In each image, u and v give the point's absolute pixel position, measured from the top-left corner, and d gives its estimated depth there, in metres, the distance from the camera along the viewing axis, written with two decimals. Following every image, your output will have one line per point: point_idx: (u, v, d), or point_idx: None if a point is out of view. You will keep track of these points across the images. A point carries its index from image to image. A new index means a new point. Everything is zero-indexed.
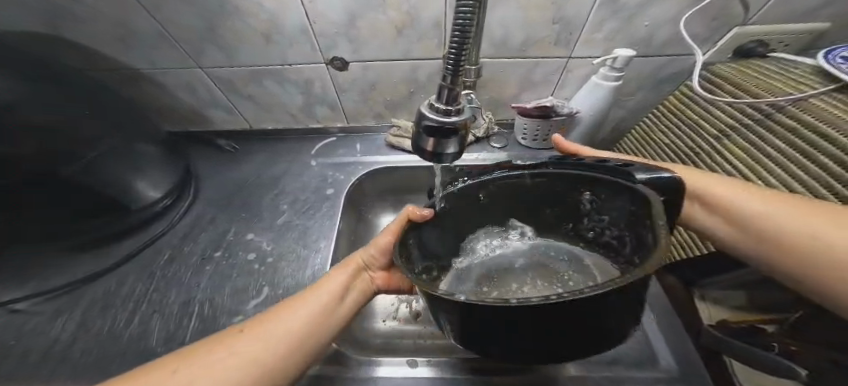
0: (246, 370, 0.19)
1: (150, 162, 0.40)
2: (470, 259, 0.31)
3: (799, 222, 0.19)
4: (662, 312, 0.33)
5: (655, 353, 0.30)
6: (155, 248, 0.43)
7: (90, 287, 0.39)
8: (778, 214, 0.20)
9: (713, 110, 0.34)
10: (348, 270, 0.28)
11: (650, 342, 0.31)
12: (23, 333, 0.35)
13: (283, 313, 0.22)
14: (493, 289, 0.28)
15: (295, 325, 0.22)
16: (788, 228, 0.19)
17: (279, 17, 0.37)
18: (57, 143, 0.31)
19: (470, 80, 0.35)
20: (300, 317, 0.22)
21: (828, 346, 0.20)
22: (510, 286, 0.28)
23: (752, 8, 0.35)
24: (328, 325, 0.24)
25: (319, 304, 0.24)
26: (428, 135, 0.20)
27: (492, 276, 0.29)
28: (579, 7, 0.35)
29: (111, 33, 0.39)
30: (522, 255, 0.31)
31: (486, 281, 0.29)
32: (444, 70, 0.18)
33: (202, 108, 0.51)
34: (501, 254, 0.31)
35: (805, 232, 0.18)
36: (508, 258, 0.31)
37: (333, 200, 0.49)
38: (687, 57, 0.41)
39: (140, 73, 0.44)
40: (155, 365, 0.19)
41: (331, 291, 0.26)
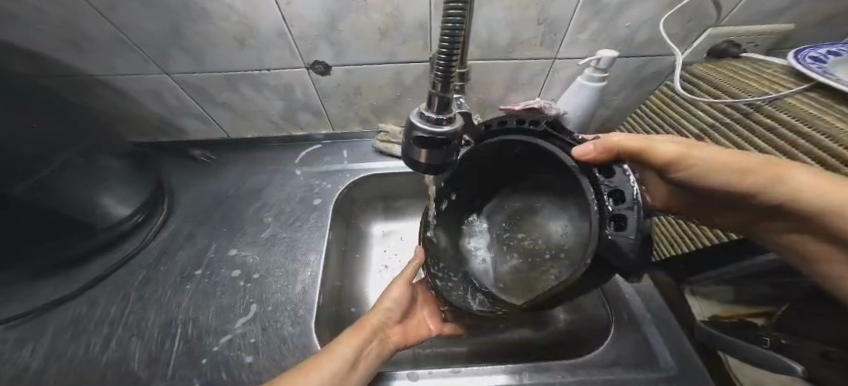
0: None
1: (116, 178, 0.37)
2: (501, 200, 0.36)
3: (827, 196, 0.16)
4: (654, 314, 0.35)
5: (652, 351, 0.31)
6: (128, 268, 0.39)
7: (54, 314, 0.35)
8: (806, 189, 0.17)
9: (693, 110, 0.35)
10: (366, 326, 0.30)
11: (645, 338, 0.32)
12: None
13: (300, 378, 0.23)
14: (507, 232, 0.35)
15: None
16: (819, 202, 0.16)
17: (252, 20, 0.34)
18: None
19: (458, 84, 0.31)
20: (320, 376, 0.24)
21: (814, 338, 0.22)
22: (519, 234, 0.35)
23: (725, 9, 0.36)
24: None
25: (335, 366, 0.25)
26: (420, 146, 0.19)
27: (514, 219, 0.35)
28: (563, 7, 0.35)
29: (61, 37, 0.35)
30: (545, 204, 0.33)
31: (509, 222, 0.36)
32: (434, 78, 0.17)
33: (173, 116, 0.48)
34: (526, 200, 0.34)
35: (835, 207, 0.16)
36: (532, 203, 0.34)
37: (321, 210, 0.47)
38: (666, 57, 0.42)
39: (101, 80, 0.41)
40: None
41: (346, 355, 0.27)
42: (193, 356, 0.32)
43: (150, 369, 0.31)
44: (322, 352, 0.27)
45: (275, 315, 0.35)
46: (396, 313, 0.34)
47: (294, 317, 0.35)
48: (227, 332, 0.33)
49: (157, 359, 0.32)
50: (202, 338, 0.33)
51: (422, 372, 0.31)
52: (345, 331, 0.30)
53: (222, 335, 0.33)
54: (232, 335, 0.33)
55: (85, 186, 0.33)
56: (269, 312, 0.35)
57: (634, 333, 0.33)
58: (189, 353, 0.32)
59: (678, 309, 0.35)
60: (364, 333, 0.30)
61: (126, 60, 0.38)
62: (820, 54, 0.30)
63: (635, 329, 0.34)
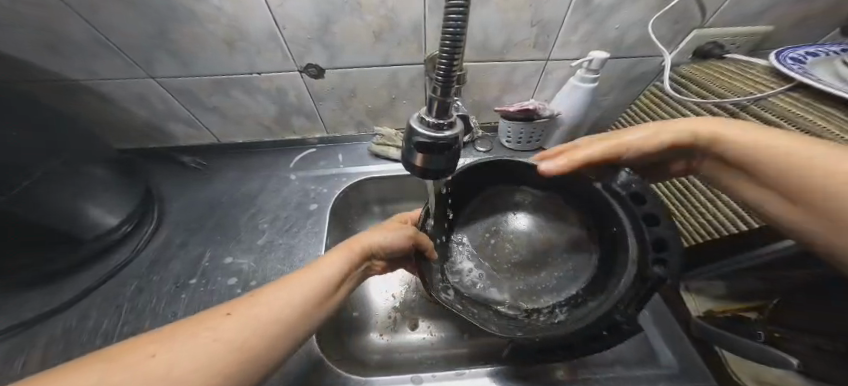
0: (233, 353, 0.17)
1: (103, 186, 0.35)
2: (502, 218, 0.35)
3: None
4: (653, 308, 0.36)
5: None
6: (119, 280, 0.38)
7: (41, 329, 0.34)
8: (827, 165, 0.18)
9: (681, 109, 0.36)
10: (354, 248, 0.27)
11: None
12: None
13: (279, 292, 0.21)
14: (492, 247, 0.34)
15: (289, 306, 0.20)
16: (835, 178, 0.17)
17: (243, 22, 0.34)
18: None
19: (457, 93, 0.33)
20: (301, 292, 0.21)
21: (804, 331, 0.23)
22: (505, 250, 0.33)
23: (709, 12, 0.37)
24: (323, 307, 0.22)
25: (321, 282, 0.23)
26: (420, 151, 0.19)
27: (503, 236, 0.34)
28: (554, 10, 0.36)
29: (39, 40, 0.33)
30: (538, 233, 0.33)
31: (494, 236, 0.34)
32: (434, 83, 0.17)
33: (161, 121, 0.46)
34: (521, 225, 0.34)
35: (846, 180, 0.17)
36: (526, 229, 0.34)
37: (317, 215, 0.46)
38: (654, 58, 0.43)
39: (84, 85, 0.39)
40: (147, 341, 0.16)
41: (331, 273, 0.24)
42: None
43: None
44: (305, 269, 0.24)
45: None
46: (391, 255, 0.29)
47: None
48: None
49: None
50: None
51: (426, 376, 0.31)
52: (334, 248, 0.27)
53: None
54: None
55: (73, 195, 0.32)
56: None
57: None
58: None
59: (674, 303, 0.36)
60: (351, 253, 0.26)
61: (111, 64, 0.37)
62: (800, 55, 0.31)
63: None
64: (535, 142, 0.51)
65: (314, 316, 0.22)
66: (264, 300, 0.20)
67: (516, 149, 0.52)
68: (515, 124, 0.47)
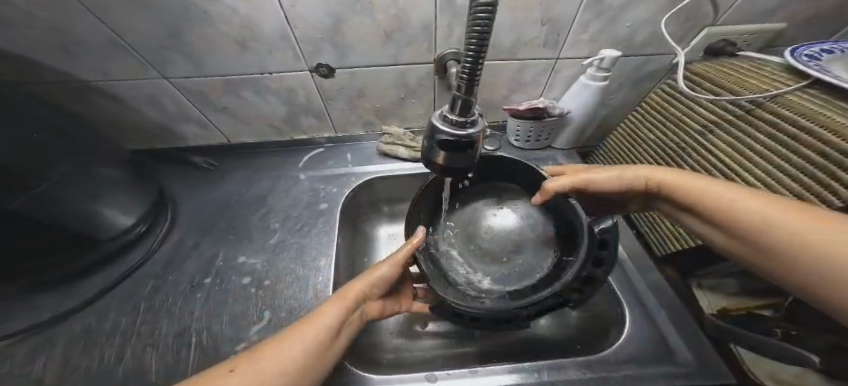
0: None
1: (117, 186, 0.36)
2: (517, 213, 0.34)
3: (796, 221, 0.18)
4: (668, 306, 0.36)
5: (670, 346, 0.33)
6: (134, 279, 0.38)
7: (59, 328, 0.34)
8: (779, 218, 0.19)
9: (695, 107, 0.36)
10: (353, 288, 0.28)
11: (663, 337, 0.33)
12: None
13: (283, 345, 0.21)
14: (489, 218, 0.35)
15: (294, 359, 0.20)
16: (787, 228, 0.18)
17: (254, 22, 0.34)
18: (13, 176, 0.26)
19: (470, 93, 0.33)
20: (307, 336, 0.22)
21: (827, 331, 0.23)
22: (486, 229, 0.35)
23: (720, 10, 0.37)
24: (325, 356, 0.23)
25: (322, 331, 0.23)
26: (442, 149, 0.19)
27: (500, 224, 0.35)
28: (565, 8, 0.36)
29: (54, 41, 0.33)
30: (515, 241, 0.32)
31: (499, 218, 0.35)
32: (458, 81, 0.17)
33: (172, 122, 0.47)
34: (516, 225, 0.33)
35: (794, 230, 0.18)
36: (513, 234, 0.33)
37: (327, 215, 0.46)
38: (664, 56, 0.43)
39: (96, 87, 0.40)
40: None
41: (333, 322, 0.24)
42: (209, 365, 0.31)
43: (166, 379, 0.30)
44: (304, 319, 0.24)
45: (289, 322, 0.35)
46: (382, 290, 0.31)
47: None
48: (243, 339, 0.33)
49: (173, 369, 0.31)
50: (217, 346, 0.32)
51: (441, 374, 0.31)
52: (328, 298, 0.27)
53: (238, 342, 0.33)
54: (249, 341, 0.33)
55: (84, 198, 0.32)
56: (284, 318, 0.35)
57: (646, 327, 0.34)
58: (205, 362, 0.31)
59: (688, 302, 0.36)
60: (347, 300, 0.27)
61: (124, 65, 0.38)
62: (814, 52, 0.31)
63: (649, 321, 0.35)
64: (543, 140, 0.51)
65: (316, 365, 0.22)
66: (270, 352, 0.20)
67: (525, 148, 0.52)
68: (524, 123, 0.47)
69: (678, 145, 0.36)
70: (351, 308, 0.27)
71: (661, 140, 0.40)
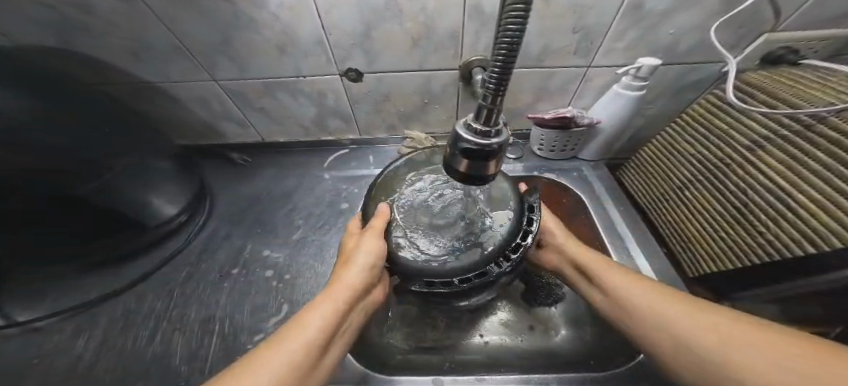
0: None
1: (165, 179, 0.39)
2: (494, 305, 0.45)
3: (695, 316, 0.23)
4: None
5: None
6: (173, 265, 0.42)
7: (106, 306, 0.37)
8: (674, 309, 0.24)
9: (745, 121, 0.33)
10: (323, 310, 0.24)
11: None
12: (47, 351, 0.33)
13: (255, 370, 0.18)
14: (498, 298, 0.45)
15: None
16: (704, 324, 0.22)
17: (293, 29, 0.36)
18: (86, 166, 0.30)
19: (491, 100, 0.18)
20: (276, 370, 0.19)
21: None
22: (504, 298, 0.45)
23: (780, 15, 0.34)
24: (312, 364, 0.21)
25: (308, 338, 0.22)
26: (464, 156, 0.19)
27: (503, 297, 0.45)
28: (601, 16, 0.35)
29: (127, 48, 0.38)
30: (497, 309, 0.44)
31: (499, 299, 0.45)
32: (484, 91, 0.17)
33: (215, 121, 0.50)
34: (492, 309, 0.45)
35: (710, 328, 0.21)
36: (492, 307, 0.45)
37: (348, 215, 0.48)
38: (710, 65, 0.40)
39: (153, 87, 0.44)
40: None
41: (316, 328, 0.23)
42: (231, 353, 0.33)
43: (192, 364, 0.32)
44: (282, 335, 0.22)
45: None
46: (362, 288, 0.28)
47: None
48: (260, 331, 0.35)
49: (196, 355, 0.33)
50: (238, 336, 0.34)
51: (447, 379, 0.32)
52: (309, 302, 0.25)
53: (255, 333, 0.34)
54: (266, 332, 0.34)
55: (141, 187, 0.36)
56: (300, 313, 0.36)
57: None
58: (227, 350, 0.33)
59: None
60: (332, 310, 0.25)
61: (179, 68, 0.41)
62: None
63: None
64: (569, 150, 0.50)
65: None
66: (260, 363, 0.19)
67: (548, 157, 0.51)
68: (549, 132, 0.46)
69: (720, 160, 0.34)
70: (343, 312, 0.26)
71: (700, 154, 0.37)
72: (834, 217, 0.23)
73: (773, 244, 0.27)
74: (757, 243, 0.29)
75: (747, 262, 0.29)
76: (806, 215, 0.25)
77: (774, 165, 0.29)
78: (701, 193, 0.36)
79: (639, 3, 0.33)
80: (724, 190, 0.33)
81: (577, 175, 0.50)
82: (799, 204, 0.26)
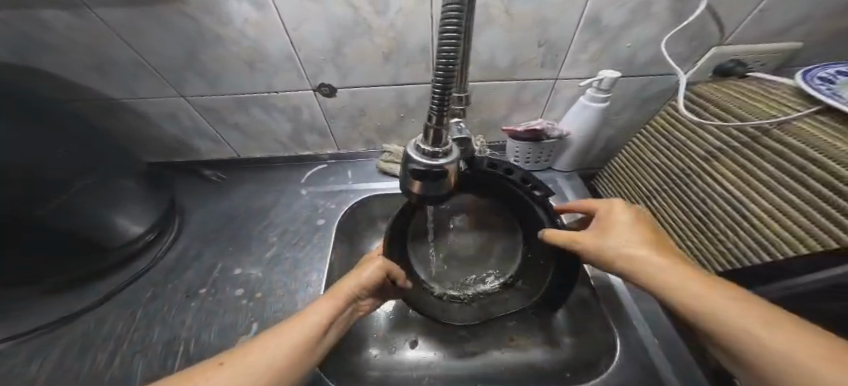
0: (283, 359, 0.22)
1: (131, 199, 0.38)
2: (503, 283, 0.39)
3: (755, 327, 0.17)
4: (663, 335, 0.34)
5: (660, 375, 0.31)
6: (138, 286, 0.40)
7: (59, 333, 0.35)
8: (739, 321, 0.18)
9: (700, 133, 0.34)
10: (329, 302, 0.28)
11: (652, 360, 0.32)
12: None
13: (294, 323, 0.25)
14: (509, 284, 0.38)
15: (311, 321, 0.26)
16: (764, 343, 0.17)
17: (261, 44, 0.36)
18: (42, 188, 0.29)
19: (433, 115, 0.17)
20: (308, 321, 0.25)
21: None
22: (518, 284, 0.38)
23: (727, 29, 0.36)
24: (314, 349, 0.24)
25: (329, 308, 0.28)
26: (416, 177, 0.19)
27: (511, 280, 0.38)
28: (561, 29, 0.36)
29: (90, 62, 0.37)
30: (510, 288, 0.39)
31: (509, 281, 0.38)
32: (429, 112, 0.18)
33: (189, 137, 0.50)
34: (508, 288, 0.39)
35: (767, 344, 0.16)
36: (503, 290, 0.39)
37: (324, 230, 0.47)
38: (667, 77, 0.42)
39: (122, 103, 0.43)
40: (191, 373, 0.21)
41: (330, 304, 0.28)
42: None
43: None
44: (243, 351, 0.22)
45: None
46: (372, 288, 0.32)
47: None
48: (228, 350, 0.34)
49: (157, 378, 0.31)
50: (204, 356, 0.33)
51: None
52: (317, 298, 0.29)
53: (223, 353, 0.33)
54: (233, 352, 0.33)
55: (106, 208, 0.35)
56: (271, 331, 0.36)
57: (640, 355, 0.33)
58: None
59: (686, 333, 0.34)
60: (337, 303, 0.28)
61: (147, 83, 0.40)
62: (830, 74, 0.29)
63: (642, 350, 0.33)
64: (543, 161, 0.51)
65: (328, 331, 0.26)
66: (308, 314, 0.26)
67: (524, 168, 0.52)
68: (522, 144, 0.47)
69: (681, 171, 0.35)
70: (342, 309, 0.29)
71: (664, 166, 0.38)
72: (784, 227, 0.24)
73: (733, 253, 0.28)
74: (718, 252, 0.29)
75: (709, 271, 0.30)
76: (761, 224, 0.25)
77: (730, 175, 0.30)
78: (666, 203, 0.37)
79: (597, 16, 0.34)
80: (688, 200, 0.34)
81: (552, 186, 0.51)
82: (754, 214, 0.26)
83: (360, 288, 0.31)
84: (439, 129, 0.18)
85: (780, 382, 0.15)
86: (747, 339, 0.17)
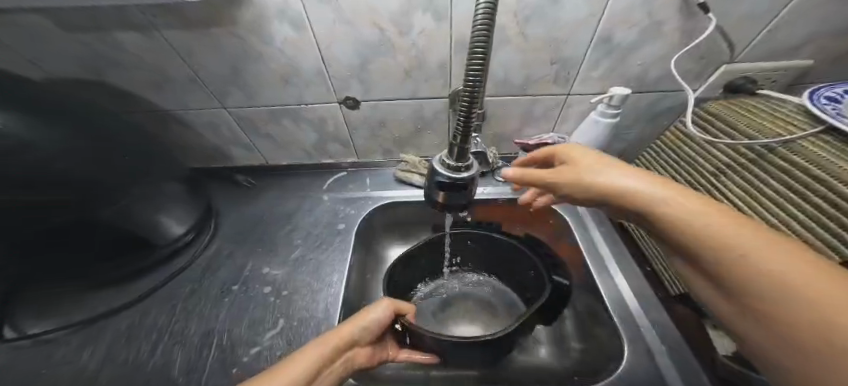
0: None
1: (176, 200, 0.42)
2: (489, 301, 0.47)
3: (786, 267, 0.15)
4: (674, 346, 0.35)
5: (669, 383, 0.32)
6: (177, 282, 0.43)
7: (110, 323, 0.39)
8: (776, 271, 0.15)
9: (708, 149, 0.35)
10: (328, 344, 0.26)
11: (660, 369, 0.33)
12: (52, 363, 0.35)
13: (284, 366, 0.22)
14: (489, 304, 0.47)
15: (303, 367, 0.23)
16: (794, 292, 0.14)
17: (297, 62, 0.40)
18: (100, 189, 0.33)
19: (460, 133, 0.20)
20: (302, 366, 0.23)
21: None
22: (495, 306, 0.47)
23: (737, 47, 0.37)
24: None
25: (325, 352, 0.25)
26: (441, 188, 0.22)
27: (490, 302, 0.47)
28: (573, 49, 0.38)
29: (150, 79, 0.42)
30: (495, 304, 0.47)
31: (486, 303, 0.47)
32: (455, 131, 0.20)
33: (226, 145, 0.54)
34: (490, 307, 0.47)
35: (791, 286, 0.14)
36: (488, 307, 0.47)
37: (344, 234, 0.50)
38: (678, 93, 0.44)
39: (171, 114, 0.48)
40: None
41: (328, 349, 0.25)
42: (226, 365, 0.34)
43: (189, 375, 0.34)
44: None
45: (300, 330, 0.38)
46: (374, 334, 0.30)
47: (316, 333, 0.38)
48: (257, 344, 0.36)
49: (195, 367, 0.34)
50: (235, 349, 0.36)
51: None
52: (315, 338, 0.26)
53: (252, 346, 0.36)
54: (261, 346, 0.36)
55: (152, 208, 0.39)
56: (296, 327, 0.38)
57: (649, 364, 0.34)
58: (223, 362, 0.35)
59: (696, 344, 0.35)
60: (337, 345, 0.26)
61: (195, 96, 0.45)
62: (837, 93, 0.30)
63: (651, 360, 0.34)
64: None
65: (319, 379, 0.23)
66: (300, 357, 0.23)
67: None
68: None
69: (689, 185, 0.36)
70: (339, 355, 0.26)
71: (673, 179, 0.39)
72: None
73: None
74: None
75: None
76: None
77: (736, 190, 0.31)
78: None
79: (607, 36, 0.37)
80: None
81: None
82: None
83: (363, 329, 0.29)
84: (465, 145, 0.21)
85: (819, 348, 0.13)
86: (770, 288, 0.15)
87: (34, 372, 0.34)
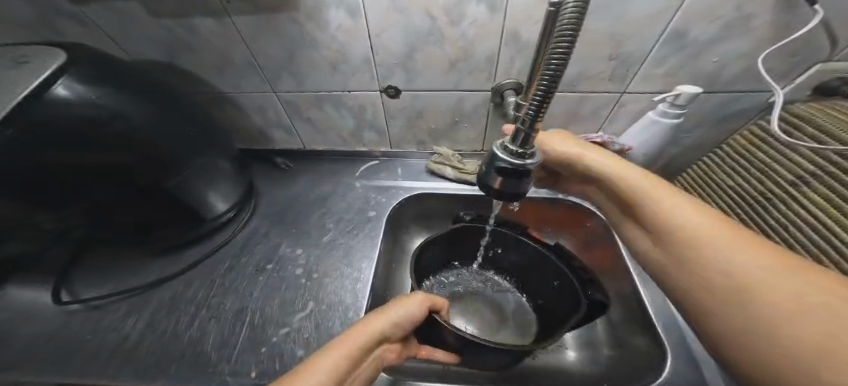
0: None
1: (224, 177, 0.44)
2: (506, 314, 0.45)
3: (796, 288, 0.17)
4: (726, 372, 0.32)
5: None
6: (218, 257, 0.46)
7: (155, 292, 0.41)
8: (802, 298, 0.17)
9: (789, 155, 0.32)
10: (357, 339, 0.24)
11: None
12: (97, 329, 0.38)
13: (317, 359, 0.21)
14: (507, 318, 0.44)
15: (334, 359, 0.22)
16: (805, 324, 0.16)
17: (347, 49, 0.41)
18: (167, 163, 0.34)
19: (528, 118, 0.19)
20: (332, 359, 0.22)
21: None
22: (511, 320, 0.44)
23: (838, 44, 0.33)
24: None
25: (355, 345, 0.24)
26: (499, 175, 0.21)
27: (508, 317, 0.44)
28: (638, 43, 0.35)
29: (212, 62, 0.45)
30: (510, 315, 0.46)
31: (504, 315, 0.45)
32: (523, 116, 0.19)
33: (268, 128, 0.56)
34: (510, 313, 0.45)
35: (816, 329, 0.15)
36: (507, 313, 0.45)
37: (374, 222, 0.50)
38: (753, 94, 0.39)
39: (223, 96, 0.50)
40: None
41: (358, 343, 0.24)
42: (258, 342, 0.36)
43: (221, 351, 0.35)
44: None
45: (329, 313, 0.39)
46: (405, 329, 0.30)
47: (344, 319, 0.38)
48: (286, 325, 0.37)
49: (226, 343, 0.36)
50: (265, 328, 0.37)
51: None
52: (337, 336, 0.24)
53: (281, 327, 0.37)
54: (291, 326, 0.37)
55: (203, 184, 0.40)
56: (325, 310, 0.39)
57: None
58: (254, 340, 0.36)
59: None
60: (366, 340, 0.25)
61: (249, 80, 0.47)
62: None
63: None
64: None
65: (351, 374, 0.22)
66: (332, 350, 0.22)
67: None
68: None
69: (760, 194, 0.33)
70: (367, 353, 0.25)
71: (740, 187, 0.36)
72: None
73: None
74: None
75: None
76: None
77: (821, 201, 0.27)
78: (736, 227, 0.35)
79: (680, 31, 0.34)
80: (762, 224, 0.32)
81: None
82: None
83: (393, 326, 0.28)
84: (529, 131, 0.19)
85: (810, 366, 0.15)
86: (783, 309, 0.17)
87: (81, 338, 0.37)
